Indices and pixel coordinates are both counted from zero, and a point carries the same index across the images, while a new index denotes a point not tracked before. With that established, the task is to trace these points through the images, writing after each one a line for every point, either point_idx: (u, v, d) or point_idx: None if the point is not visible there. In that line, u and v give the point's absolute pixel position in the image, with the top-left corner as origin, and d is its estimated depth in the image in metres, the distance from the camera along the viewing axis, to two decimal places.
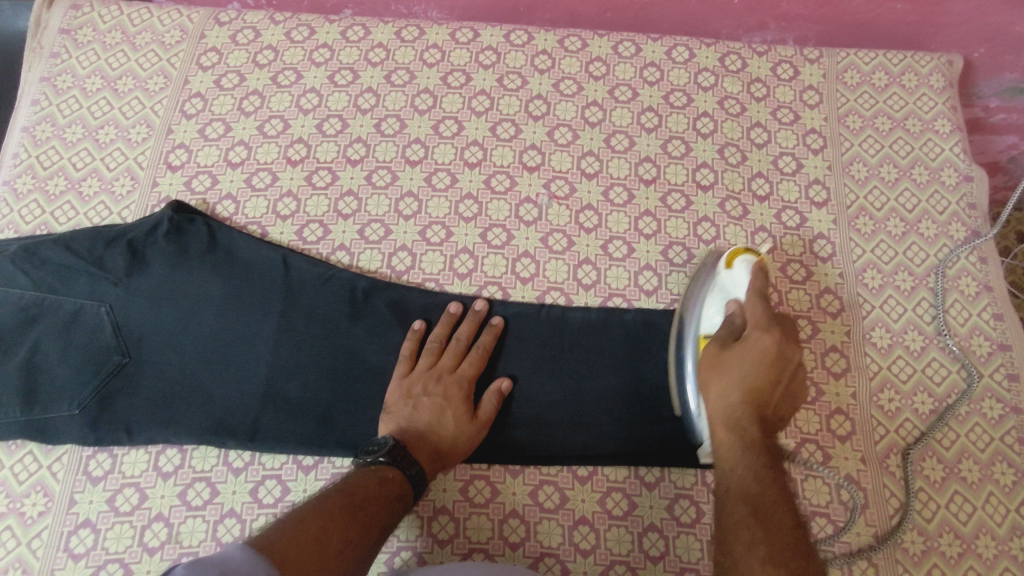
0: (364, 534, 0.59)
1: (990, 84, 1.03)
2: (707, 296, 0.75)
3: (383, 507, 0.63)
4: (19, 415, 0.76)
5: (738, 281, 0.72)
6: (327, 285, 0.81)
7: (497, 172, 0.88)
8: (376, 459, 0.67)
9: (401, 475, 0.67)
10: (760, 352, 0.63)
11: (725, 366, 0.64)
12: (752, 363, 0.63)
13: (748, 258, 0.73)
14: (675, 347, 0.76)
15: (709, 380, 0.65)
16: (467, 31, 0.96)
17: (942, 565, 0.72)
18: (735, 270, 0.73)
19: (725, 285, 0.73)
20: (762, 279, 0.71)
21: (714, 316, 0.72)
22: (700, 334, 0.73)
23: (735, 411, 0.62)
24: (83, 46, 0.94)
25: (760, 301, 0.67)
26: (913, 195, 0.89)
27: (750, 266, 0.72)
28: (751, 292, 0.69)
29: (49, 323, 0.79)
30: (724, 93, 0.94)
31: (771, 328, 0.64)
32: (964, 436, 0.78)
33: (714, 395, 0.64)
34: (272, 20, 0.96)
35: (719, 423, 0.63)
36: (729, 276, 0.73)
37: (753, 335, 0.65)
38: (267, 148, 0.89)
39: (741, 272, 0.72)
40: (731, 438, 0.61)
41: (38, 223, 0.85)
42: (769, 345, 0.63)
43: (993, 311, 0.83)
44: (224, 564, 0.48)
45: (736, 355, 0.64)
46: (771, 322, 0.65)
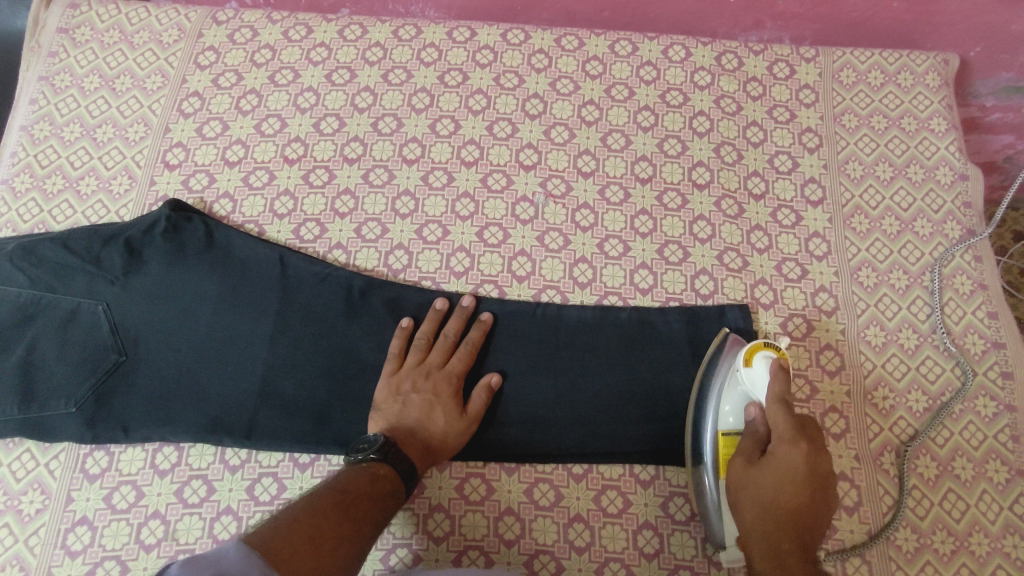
0: (357, 530, 0.60)
1: (986, 83, 1.03)
2: (725, 389, 0.73)
3: (375, 504, 0.64)
4: (16, 413, 0.76)
5: (757, 381, 0.69)
6: (324, 284, 0.81)
7: (494, 171, 0.89)
8: (368, 455, 0.67)
9: (391, 471, 0.67)
10: (789, 469, 0.63)
11: (756, 485, 0.65)
12: (780, 481, 0.63)
13: (767, 355, 0.69)
14: (691, 439, 0.75)
15: (739, 497, 0.66)
16: (464, 30, 0.96)
17: (935, 562, 0.73)
18: (755, 369, 0.69)
19: (745, 382, 0.70)
20: (783, 381, 0.68)
21: (731, 415, 0.71)
22: (719, 431, 0.72)
23: (771, 534, 0.62)
24: (81, 46, 0.95)
25: (781, 410, 0.66)
26: (908, 194, 0.89)
27: (770, 367, 0.68)
28: (772, 399, 0.67)
29: (46, 322, 0.80)
30: (720, 92, 0.94)
31: (797, 441, 0.64)
32: (958, 434, 0.78)
33: (746, 517, 0.65)
34: (269, 19, 0.97)
35: (758, 548, 0.63)
36: (748, 375, 0.70)
37: (780, 449, 0.65)
38: (265, 146, 0.89)
39: (760, 372, 0.69)
40: (767, 566, 0.61)
41: (36, 222, 0.85)
42: (798, 460, 0.63)
43: (987, 309, 0.84)
44: (217, 564, 0.49)
45: (765, 471, 0.65)
46: (796, 434, 0.64)
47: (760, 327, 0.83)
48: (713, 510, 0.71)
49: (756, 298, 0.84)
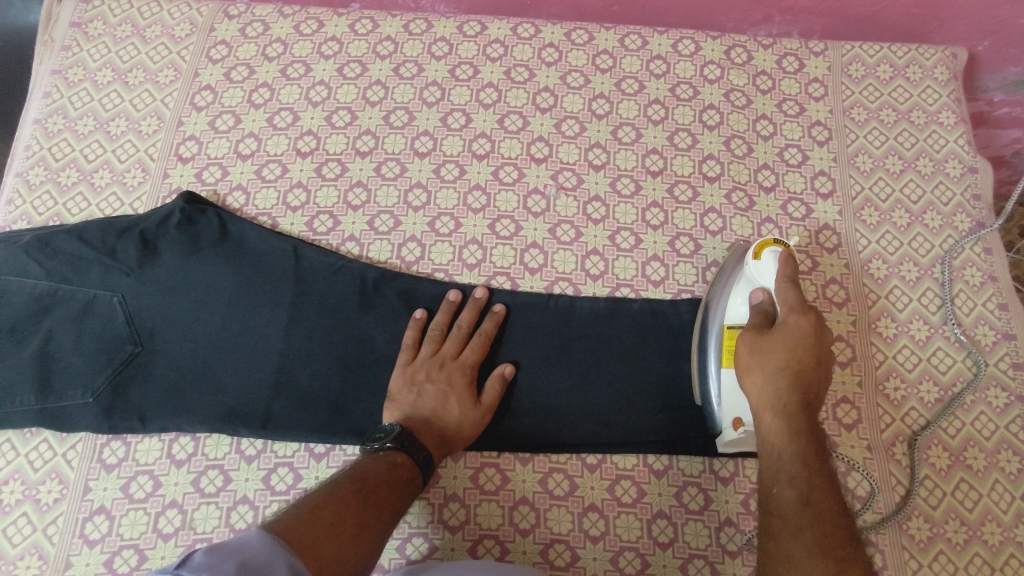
0: (377, 517, 0.61)
1: (993, 77, 1.04)
2: (734, 286, 0.76)
3: (393, 490, 0.64)
4: (33, 403, 0.77)
5: (765, 271, 0.72)
6: (338, 275, 0.82)
7: (505, 164, 0.89)
8: (384, 445, 0.68)
9: (409, 460, 0.68)
10: (801, 336, 0.65)
11: (766, 350, 0.66)
12: (794, 346, 0.65)
13: (775, 248, 0.73)
14: (699, 334, 0.77)
15: (749, 365, 0.67)
16: (475, 24, 0.97)
17: (948, 551, 0.73)
18: (762, 261, 0.72)
19: (751, 274, 0.73)
20: (791, 268, 0.71)
21: (740, 305, 0.74)
22: (726, 323, 0.74)
23: (782, 395, 0.63)
24: (94, 40, 0.95)
25: (792, 287, 0.69)
26: (918, 186, 0.90)
27: (778, 256, 0.72)
28: (781, 281, 0.70)
29: (62, 313, 0.80)
30: (729, 86, 0.94)
31: (806, 312, 0.67)
32: (970, 424, 0.79)
33: (754, 383, 0.66)
34: (281, 14, 0.97)
35: (766, 408, 0.64)
36: (755, 266, 0.73)
37: (791, 318, 0.67)
38: (277, 140, 0.89)
39: (768, 263, 0.72)
40: (779, 423, 0.62)
41: (50, 215, 0.86)
42: (808, 328, 0.66)
43: (998, 301, 0.84)
44: (242, 554, 0.48)
45: (776, 338, 0.66)
46: (806, 306, 0.67)
47: None
48: (715, 397, 0.73)
49: None
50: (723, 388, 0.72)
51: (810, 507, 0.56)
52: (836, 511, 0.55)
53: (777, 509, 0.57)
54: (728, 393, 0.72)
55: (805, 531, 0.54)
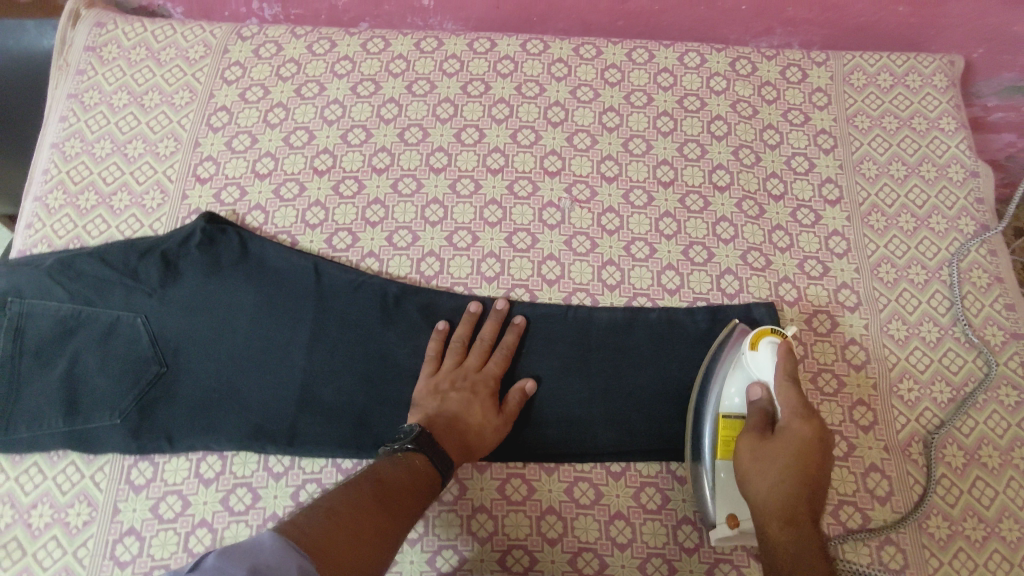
0: (394, 522, 0.61)
1: (989, 83, 1.07)
2: (729, 374, 0.75)
3: (410, 495, 0.65)
4: (61, 426, 0.77)
5: (763, 364, 0.72)
6: (359, 291, 0.83)
7: (520, 177, 0.90)
8: (404, 445, 0.69)
9: (428, 462, 0.68)
10: (805, 442, 0.66)
11: (770, 458, 0.66)
12: (798, 453, 0.65)
13: (773, 340, 0.73)
14: (691, 421, 0.77)
15: (752, 468, 0.67)
16: (484, 41, 0.98)
17: (968, 549, 0.75)
18: (760, 353, 0.73)
19: (749, 366, 0.73)
20: (791, 364, 0.71)
21: (735, 396, 0.74)
22: (721, 413, 0.74)
23: (787, 503, 0.63)
24: (108, 63, 0.96)
25: (793, 388, 0.69)
26: (922, 191, 0.92)
27: (776, 349, 0.72)
28: (782, 379, 0.70)
29: (88, 335, 0.81)
30: (736, 97, 0.96)
31: (809, 417, 0.67)
32: (983, 424, 0.80)
33: (757, 491, 0.66)
34: (293, 34, 0.98)
35: (770, 515, 0.64)
36: (754, 359, 0.73)
37: (793, 424, 0.67)
38: (294, 159, 0.91)
39: (766, 355, 0.72)
40: (785, 532, 0.62)
41: (70, 238, 0.87)
42: (811, 433, 0.66)
43: (1004, 301, 0.86)
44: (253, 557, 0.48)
45: (778, 444, 0.66)
46: (808, 410, 0.68)
47: (786, 324, 0.85)
48: (708, 489, 0.73)
49: (780, 296, 0.86)
50: (718, 479, 0.73)
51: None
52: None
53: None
54: (722, 487, 0.72)
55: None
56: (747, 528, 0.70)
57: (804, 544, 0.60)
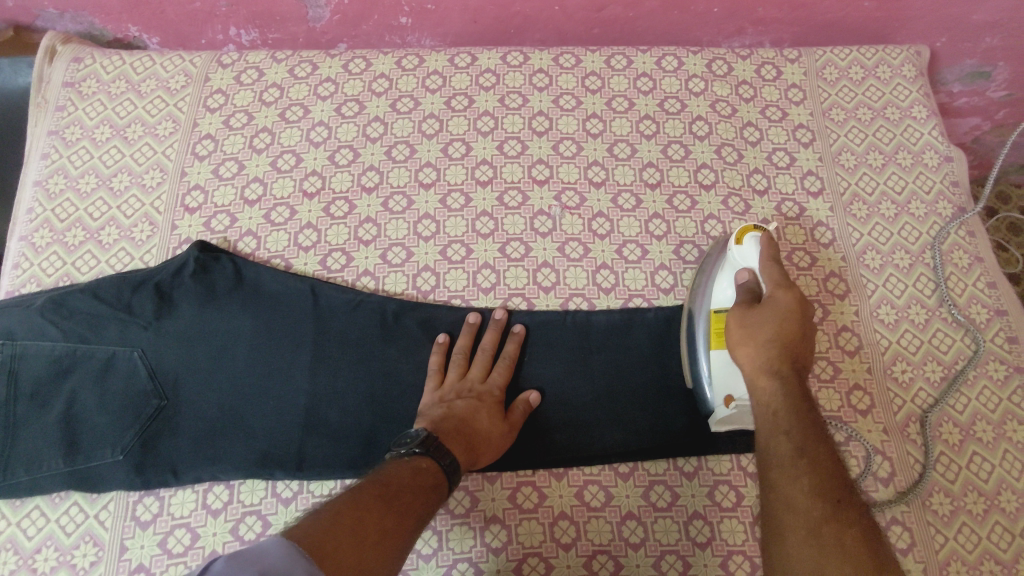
0: (400, 524, 0.60)
1: (952, 70, 1.10)
2: (718, 270, 0.78)
3: (417, 495, 0.64)
4: (62, 467, 0.76)
5: (748, 255, 0.76)
6: (357, 311, 0.83)
7: (509, 188, 0.91)
8: (412, 449, 0.68)
9: (434, 464, 0.68)
10: (789, 309, 0.70)
11: (759, 324, 0.70)
12: (784, 318, 0.69)
13: (756, 232, 0.76)
14: (688, 323, 0.80)
15: (741, 337, 0.71)
16: (465, 56, 0.99)
17: (971, 523, 0.77)
18: (744, 243, 0.76)
19: (735, 259, 0.77)
20: (772, 249, 0.75)
21: (726, 289, 0.76)
22: (714, 307, 0.77)
23: (774, 361, 0.68)
24: (88, 98, 0.96)
25: (776, 267, 0.74)
26: (900, 178, 0.95)
27: (759, 237, 0.76)
28: (765, 261, 0.74)
29: (84, 373, 0.80)
30: (714, 97, 0.98)
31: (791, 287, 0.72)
32: (975, 400, 0.83)
33: (745, 354, 0.70)
34: (274, 59, 0.99)
35: (759, 374, 0.68)
36: (739, 251, 0.76)
37: (777, 294, 0.71)
38: (283, 182, 0.91)
39: (750, 244, 0.76)
40: (772, 385, 0.66)
41: (60, 275, 0.86)
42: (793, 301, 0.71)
43: (986, 280, 0.89)
44: (261, 561, 0.49)
45: (765, 312, 0.70)
46: (790, 283, 0.73)
47: None
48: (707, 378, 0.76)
49: None
50: (715, 368, 0.75)
51: (805, 458, 0.60)
52: (829, 455, 0.60)
53: (775, 460, 0.61)
54: (720, 374, 0.74)
55: (802, 482, 0.58)
56: (743, 408, 0.74)
57: (789, 394, 0.65)
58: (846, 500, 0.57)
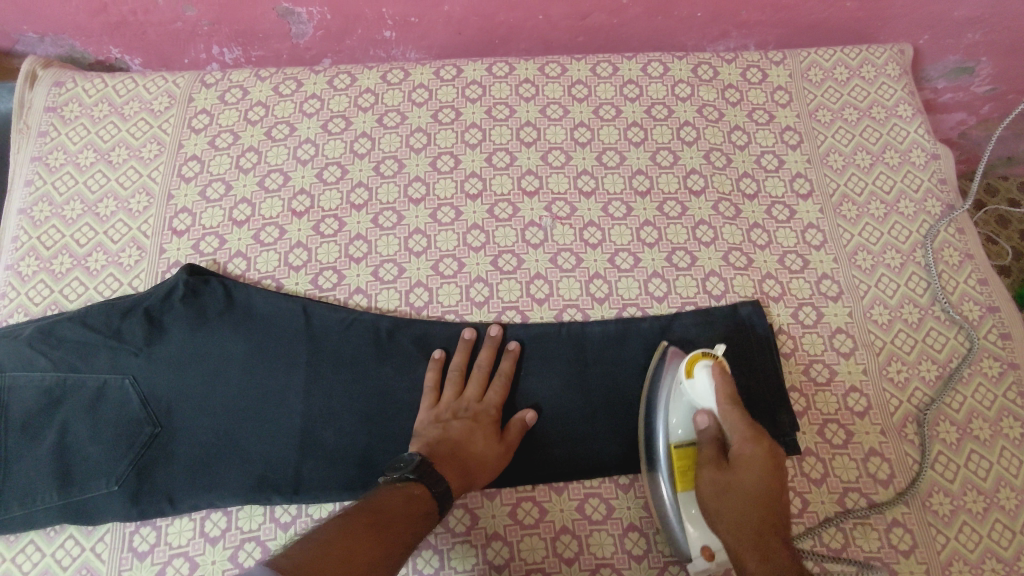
0: (389, 555, 0.59)
1: (936, 67, 1.11)
2: (671, 403, 0.76)
3: (406, 523, 0.63)
4: (55, 500, 0.75)
5: (702, 391, 0.74)
6: (350, 330, 0.82)
7: (499, 201, 0.91)
8: (405, 475, 0.68)
9: (427, 491, 0.67)
10: (757, 464, 0.68)
11: (732, 489, 0.68)
12: (755, 477, 0.67)
13: (707, 364, 0.74)
14: (646, 458, 0.76)
15: (713, 500, 0.69)
16: (450, 68, 0.99)
17: (971, 521, 0.77)
18: (697, 379, 0.74)
19: (689, 394, 0.75)
20: (727, 384, 0.73)
21: (681, 426, 0.75)
22: (672, 445, 0.74)
23: (754, 534, 0.64)
24: (71, 122, 0.95)
25: (734, 408, 0.71)
26: (889, 178, 0.95)
27: (712, 373, 0.73)
28: (722, 400, 0.71)
29: (75, 402, 0.79)
30: (701, 102, 0.99)
31: (757, 438, 0.69)
32: (971, 397, 0.83)
33: (723, 523, 0.67)
34: (257, 77, 0.98)
35: (743, 551, 0.64)
36: (692, 387, 0.74)
37: (745, 447, 0.69)
38: (271, 202, 0.90)
39: (704, 382, 0.73)
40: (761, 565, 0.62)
41: (47, 303, 0.85)
42: (763, 455, 0.68)
43: (977, 277, 0.89)
44: None
45: (735, 472, 0.68)
46: (756, 430, 0.70)
47: (773, 320, 0.87)
48: (675, 526, 0.72)
49: (765, 293, 0.88)
50: (683, 514, 0.72)
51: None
52: None
53: None
54: (688, 521, 0.71)
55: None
56: (723, 557, 0.70)
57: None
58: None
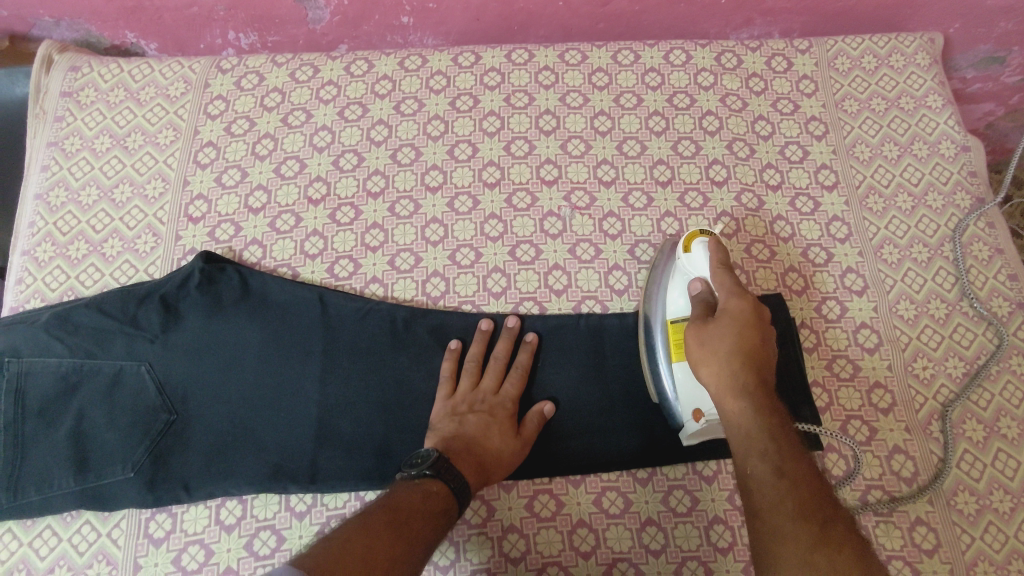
0: (410, 552, 0.59)
1: (966, 56, 1.08)
2: (670, 280, 0.76)
3: (427, 520, 0.63)
4: (71, 485, 0.75)
5: (698, 262, 0.73)
6: (366, 319, 0.81)
7: (517, 189, 0.90)
8: (422, 471, 0.67)
9: (445, 488, 0.67)
10: (743, 317, 0.66)
11: (714, 336, 0.66)
12: (741, 328, 0.66)
13: (704, 238, 0.73)
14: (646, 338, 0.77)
15: (699, 353, 0.67)
16: (468, 55, 0.97)
17: (997, 522, 0.75)
18: (694, 253, 0.73)
19: (685, 267, 0.74)
20: (722, 254, 0.72)
21: (678, 300, 0.74)
22: (669, 320, 0.74)
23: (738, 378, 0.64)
24: (87, 107, 0.95)
25: (727, 272, 0.70)
26: (917, 169, 0.93)
27: (707, 245, 0.73)
28: (716, 267, 0.71)
29: (91, 388, 0.79)
30: (724, 91, 0.96)
31: (743, 293, 0.68)
32: (999, 395, 0.81)
33: (707, 371, 0.66)
34: (274, 62, 0.97)
35: (725, 392, 0.64)
36: (687, 259, 0.74)
37: (731, 302, 0.68)
38: (287, 189, 0.89)
39: (699, 254, 0.73)
40: (740, 405, 0.62)
41: (64, 290, 0.85)
42: (747, 308, 0.67)
43: (1007, 272, 0.87)
44: None
45: (720, 324, 0.67)
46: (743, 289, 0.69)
47: (796, 313, 0.85)
48: (670, 393, 0.74)
49: (787, 286, 0.86)
50: (677, 382, 0.73)
51: (784, 477, 0.57)
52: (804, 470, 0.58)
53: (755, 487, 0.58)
54: (683, 388, 0.72)
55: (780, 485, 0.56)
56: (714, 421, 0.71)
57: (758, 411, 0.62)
58: (829, 519, 0.54)
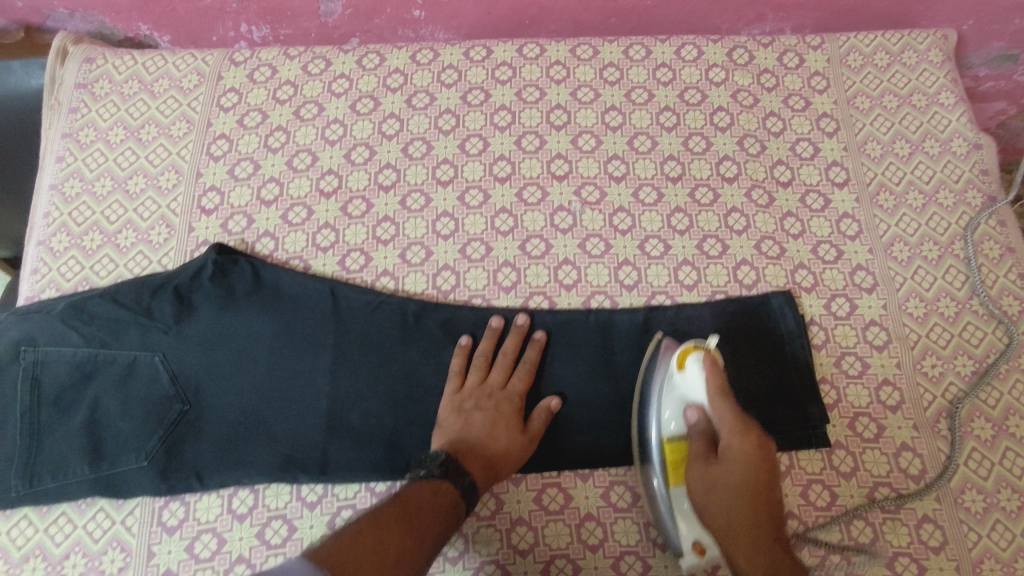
0: (418, 546, 0.60)
1: (978, 54, 1.07)
2: (664, 396, 0.75)
3: (436, 516, 0.63)
4: (87, 473, 0.76)
5: (694, 384, 0.72)
6: (377, 312, 0.82)
7: (528, 184, 0.90)
8: (431, 470, 0.68)
9: (454, 485, 0.67)
10: (746, 458, 0.67)
11: (720, 482, 0.68)
12: (744, 470, 0.67)
13: (700, 357, 0.72)
14: (639, 454, 0.76)
15: (706, 497, 0.69)
16: (480, 49, 0.98)
17: (1004, 520, 0.75)
18: (689, 371, 0.72)
19: (681, 387, 0.73)
20: (719, 377, 0.71)
21: (673, 420, 0.74)
22: (663, 439, 0.74)
23: (746, 528, 0.65)
24: (101, 99, 0.95)
25: (725, 401, 0.70)
26: (928, 167, 0.92)
27: (703, 365, 0.71)
28: (715, 393, 0.70)
29: (105, 378, 0.80)
30: (735, 86, 0.96)
31: (745, 430, 0.68)
32: (1008, 394, 0.81)
33: (716, 516, 0.68)
34: (286, 55, 0.97)
35: (735, 542, 0.65)
36: (684, 380, 0.72)
37: (734, 440, 0.68)
38: (299, 182, 0.90)
39: (696, 375, 0.71)
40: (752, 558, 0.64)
41: (78, 280, 0.86)
42: (749, 447, 0.68)
43: (1018, 271, 0.87)
44: None
45: (724, 468, 0.68)
46: (744, 421, 0.69)
47: (805, 311, 0.85)
48: (667, 518, 0.72)
49: (797, 283, 0.86)
50: (676, 505, 0.72)
51: None
52: None
53: None
54: (683, 512, 0.71)
55: None
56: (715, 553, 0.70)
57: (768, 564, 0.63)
58: None
